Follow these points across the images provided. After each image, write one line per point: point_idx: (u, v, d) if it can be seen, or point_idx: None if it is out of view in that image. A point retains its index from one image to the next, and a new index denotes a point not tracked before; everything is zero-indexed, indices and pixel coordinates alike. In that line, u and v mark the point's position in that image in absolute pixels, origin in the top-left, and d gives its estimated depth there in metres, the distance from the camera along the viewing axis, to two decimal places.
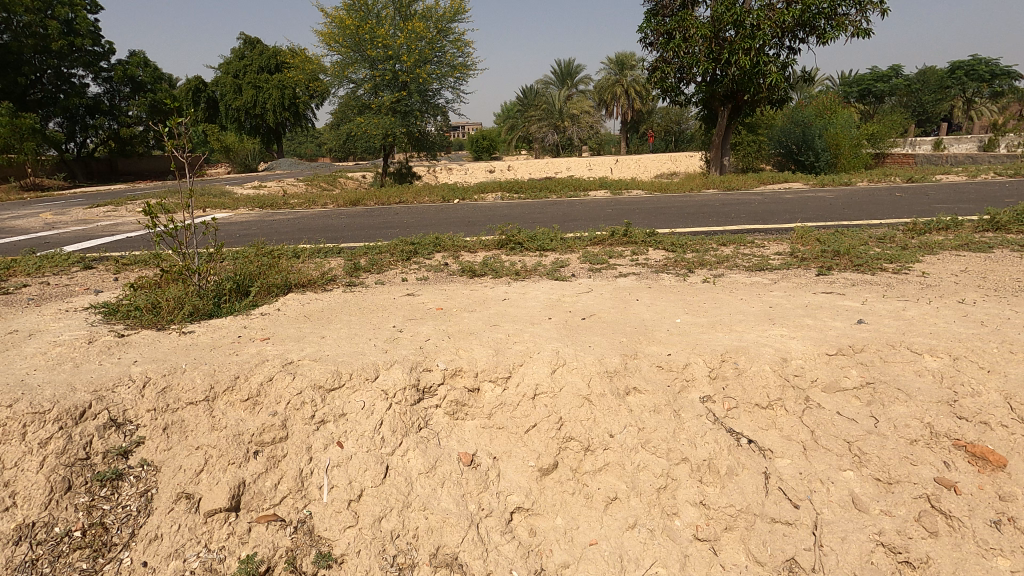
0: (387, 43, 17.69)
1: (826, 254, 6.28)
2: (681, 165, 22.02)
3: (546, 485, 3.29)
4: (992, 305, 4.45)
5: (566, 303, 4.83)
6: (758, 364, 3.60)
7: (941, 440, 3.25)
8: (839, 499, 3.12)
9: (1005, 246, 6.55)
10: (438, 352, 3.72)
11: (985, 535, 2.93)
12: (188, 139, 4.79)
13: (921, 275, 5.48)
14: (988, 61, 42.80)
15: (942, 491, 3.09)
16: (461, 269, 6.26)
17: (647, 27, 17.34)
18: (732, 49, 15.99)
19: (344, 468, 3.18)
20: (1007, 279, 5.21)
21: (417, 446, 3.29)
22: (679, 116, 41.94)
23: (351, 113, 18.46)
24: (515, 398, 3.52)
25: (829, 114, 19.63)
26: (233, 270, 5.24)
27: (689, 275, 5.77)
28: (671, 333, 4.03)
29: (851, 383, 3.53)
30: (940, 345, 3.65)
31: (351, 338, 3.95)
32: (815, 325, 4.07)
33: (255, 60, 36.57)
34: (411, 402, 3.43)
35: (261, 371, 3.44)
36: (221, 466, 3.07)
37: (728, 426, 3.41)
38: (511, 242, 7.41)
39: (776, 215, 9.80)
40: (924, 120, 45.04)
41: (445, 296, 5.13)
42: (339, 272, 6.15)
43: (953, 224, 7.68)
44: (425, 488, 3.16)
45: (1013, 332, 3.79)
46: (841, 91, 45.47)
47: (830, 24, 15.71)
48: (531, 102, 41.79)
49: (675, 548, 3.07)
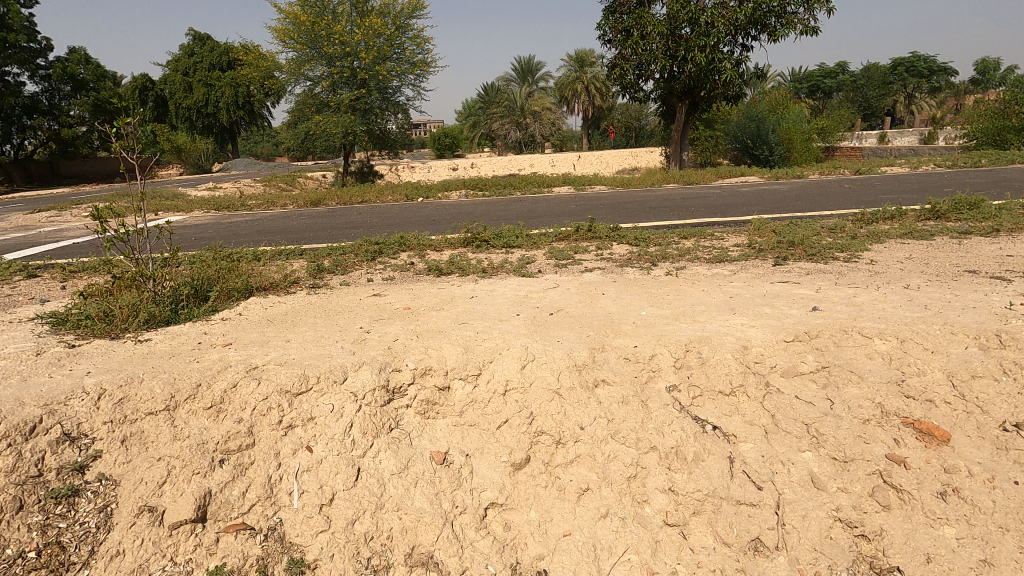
0: (344, 40, 17.36)
1: (782, 245, 6.53)
2: (642, 160, 22.46)
3: (518, 479, 3.30)
4: (938, 289, 4.68)
5: (534, 298, 4.88)
6: (721, 353, 3.72)
7: (891, 418, 3.43)
8: (799, 478, 3.24)
9: (945, 234, 6.93)
10: (407, 352, 3.72)
11: (933, 505, 3.09)
12: (137, 139, 4.52)
13: (870, 263, 5.75)
14: (926, 58, 45.35)
15: (893, 466, 3.25)
16: (426, 268, 6.22)
17: (605, 24, 17.69)
18: (688, 46, 16.34)
19: (314, 472, 3.13)
20: (947, 264, 5.54)
21: (388, 447, 3.27)
22: (638, 112, 42.52)
23: (308, 111, 18.06)
24: (486, 395, 3.54)
25: (781, 109, 20.30)
26: (191, 275, 5.10)
27: (653, 269, 5.89)
28: (636, 324, 4.14)
29: (807, 367, 3.69)
30: (888, 329, 3.86)
31: (317, 341, 3.90)
32: (772, 313, 4.23)
33: (205, 58, 35.43)
34: (381, 403, 3.41)
35: (225, 377, 3.35)
36: (185, 477, 2.98)
37: (693, 414, 3.52)
38: (477, 240, 7.40)
39: (734, 208, 10.02)
40: (868, 115, 45.97)
41: (411, 295, 5.10)
42: (302, 274, 6.04)
43: (898, 214, 8.09)
44: (398, 489, 3.14)
45: (953, 314, 4.03)
46: (791, 87, 46.92)
47: (780, 22, 16.24)
48: (493, 100, 42.14)
49: (646, 534, 3.13)
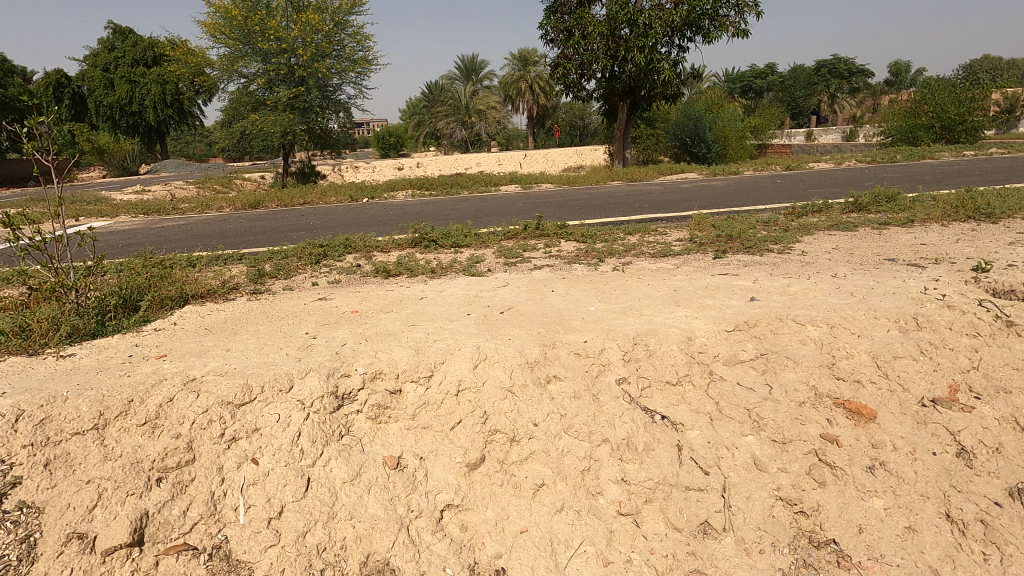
0: (279, 36, 16.74)
1: (721, 239, 6.81)
2: (587, 158, 22.84)
3: (473, 479, 3.29)
4: (862, 277, 5.00)
5: (484, 297, 4.88)
6: (667, 345, 3.85)
7: (824, 400, 3.64)
8: (742, 462, 3.39)
9: (867, 225, 7.42)
10: (356, 356, 3.64)
11: (863, 480, 3.30)
12: (53, 140, 4.18)
13: (801, 254, 6.08)
14: (846, 61, 48.31)
15: (828, 445, 3.44)
16: (374, 270, 6.10)
17: (547, 23, 17.87)
18: (628, 46, 16.73)
19: (260, 486, 3.01)
20: (869, 253, 5.93)
21: (339, 455, 3.19)
22: (582, 110, 43.17)
23: (243, 109, 17.33)
24: (438, 396, 3.51)
25: (717, 108, 21.13)
26: (119, 283, 4.79)
27: (600, 265, 6.00)
28: (585, 320, 4.21)
29: (747, 355, 3.87)
30: (819, 316, 4.09)
31: (260, 348, 3.76)
32: (714, 305, 4.40)
33: (128, 52, 33.32)
34: (330, 410, 3.32)
35: (159, 392, 3.17)
36: (118, 499, 2.80)
37: (643, 405, 3.61)
38: (425, 240, 7.32)
39: (675, 204, 10.35)
40: (796, 114, 48.52)
41: (359, 298, 4.99)
42: (242, 279, 5.80)
43: (825, 207, 8.59)
44: (351, 497, 3.07)
45: (876, 300, 4.32)
46: (725, 87, 48.96)
47: (713, 24, 16.87)
48: (437, 99, 41.77)
49: (601, 525, 3.19)
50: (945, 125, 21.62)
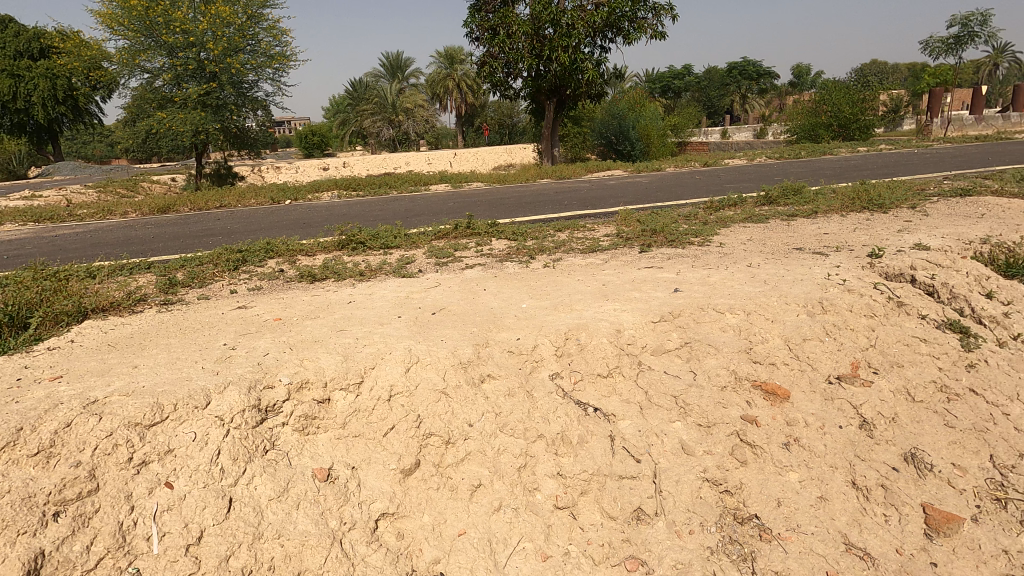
0: (186, 28, 15.69)
1: (646, 233, 7.05)
2: (516, 156, 23.01)
3: (409, 485, 3.20)
4: (773, 266, 5.34)
5: (415, 299, 4.79)
6: (597, 338, 3.95)
7: (743, 383, 3.84)
8: (671, 447, 3.51)
9: (777, 217, 7.92)
10: (280, 366, 3.49)
11: (781, 456, 3.51)
12: None
13: (719, 245, 6.41)
14: (755, 63, 51.43)
15: (748, 426, 3.64)
16: (298, 275, 5.85)
17: (472, 22, 17.84)
18: (552, 46, 17.00)
19: (176, 511, 2.77)
20: (779, 243, 6.33)
21: (264, 471, 3.02)
22: (510, 109, 43.44)
23: (148, 107, 16.12)
24: (369, 403, 3.42)
25: (639, 108, 21.89)
26: (3, 300, 4.32)
27: (531, 262, 6.05)
28: (518, 317, 4.25)
29: (673, 344, 4.03)
30: (737, 304, 4.33)
31: (172, 364, 3.51)
32: (640, 297, 4.55)
33: (9, 44, 30.12)
34: (252, 425, 3.16)
35: (56, 417, 2.89)
36: (6, 539, 2.46)
37: (575, 399, 3.68)
38: (352, 242, 7.10)
39: (602, 201, 10.63)
40: (712, 113, 51.13)
41: (282, 305, 4.76)
42: (150, 290, 5.38)
43: (740, 201, 9.10)
44: (278, 515, 2.89)
45: (787, 287, 4.63)
46: (646, 87, 50.88)
47: (633, 26, 17.45)
48: (362, 97, 40.69)
49: (539, 520, 3.19)
50: (842, 123, 23.52)
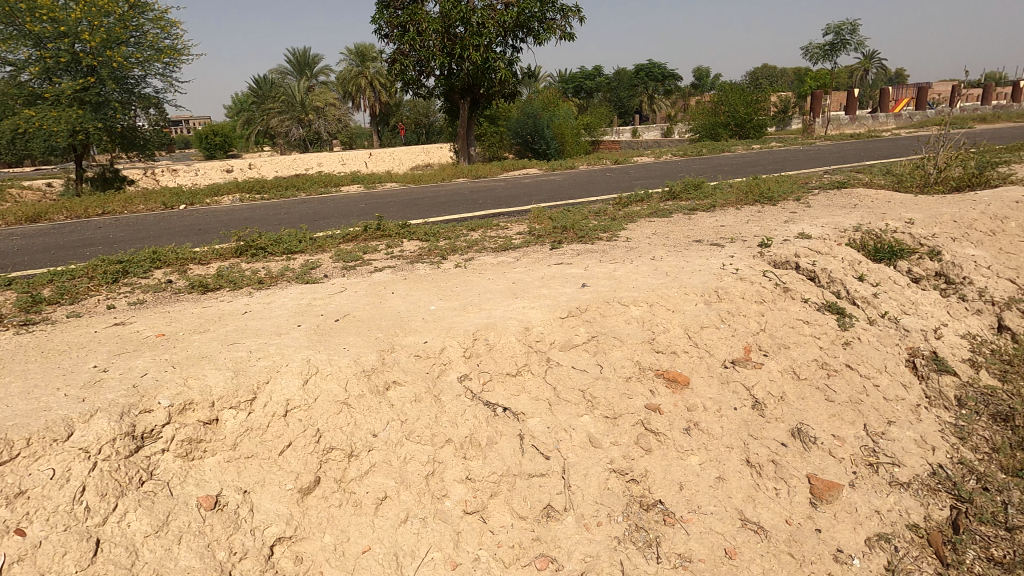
0: (56, 17, 14.11)
1: (557, 230, 7.14)
2: (433, 156, 22.70)
3: (308, 505, 3.01)
4: (675, 258, 5.57)
5: (317, 306, 4.55)
6: (505, 338, 3.94)
7: (647, 373, 3.96)
8: (579, 441, 3.55)
9: (680, 211, 8.31)
10: (160, 387, 3.19)
11: (682, 441, 3.64)
12: None
13: (626, 240, 6.61)
14: (660, 65, 54.01)
15: (652, 414, 3.75)
16: (188, 285, 5.39)
17: (380, 18, 17.39)
18: (463, 45, 16.90)
19: (28, 562, 2.42)
20: (681, 236, 6.63)
21: (139, 505, 2.72)
22: (426, 108, 42.88)
23: (13, 104, 14.36)
24: (263, 420, 3.20)
25: (552, 107, 22.28)
26: None
27: (442, 262, 5.95)
28: (425, 320, 4.15)
29: (580, 339, 4.09)
30: (640, 296, 4.48)
31: (28, 392, 3.10)
32: (549, 294, 4.59)
33: None
34: (125, 454, 2.85)
35: None
36: None
37: (484, 400, 3.63)
38: (252, 248, 6.66)
39: (516, 199, 10.68)
40: (623, 112, 53.12)
41: (168, 319, 4.37)
42: (8, 309, 4.75)
43: (646, 197, 9.47)
44: (156, 552, 2.61)
45: (686, 278, 4.84)
46: (560, 87, 52.01)
47: (542, 27, 17.71)
48: (268, 95, 38.58)
49: (448, 528, 3.10)
50: (738, 123, 25.22)
